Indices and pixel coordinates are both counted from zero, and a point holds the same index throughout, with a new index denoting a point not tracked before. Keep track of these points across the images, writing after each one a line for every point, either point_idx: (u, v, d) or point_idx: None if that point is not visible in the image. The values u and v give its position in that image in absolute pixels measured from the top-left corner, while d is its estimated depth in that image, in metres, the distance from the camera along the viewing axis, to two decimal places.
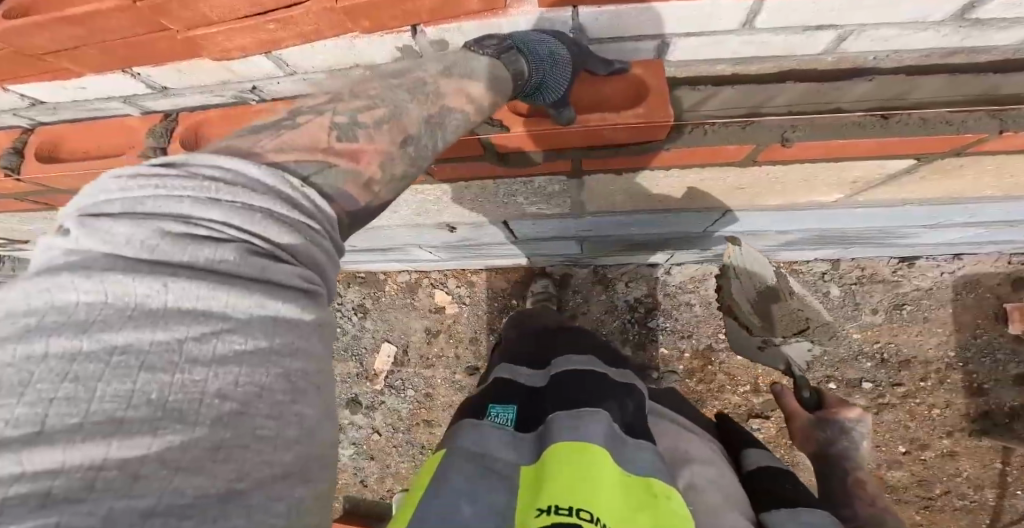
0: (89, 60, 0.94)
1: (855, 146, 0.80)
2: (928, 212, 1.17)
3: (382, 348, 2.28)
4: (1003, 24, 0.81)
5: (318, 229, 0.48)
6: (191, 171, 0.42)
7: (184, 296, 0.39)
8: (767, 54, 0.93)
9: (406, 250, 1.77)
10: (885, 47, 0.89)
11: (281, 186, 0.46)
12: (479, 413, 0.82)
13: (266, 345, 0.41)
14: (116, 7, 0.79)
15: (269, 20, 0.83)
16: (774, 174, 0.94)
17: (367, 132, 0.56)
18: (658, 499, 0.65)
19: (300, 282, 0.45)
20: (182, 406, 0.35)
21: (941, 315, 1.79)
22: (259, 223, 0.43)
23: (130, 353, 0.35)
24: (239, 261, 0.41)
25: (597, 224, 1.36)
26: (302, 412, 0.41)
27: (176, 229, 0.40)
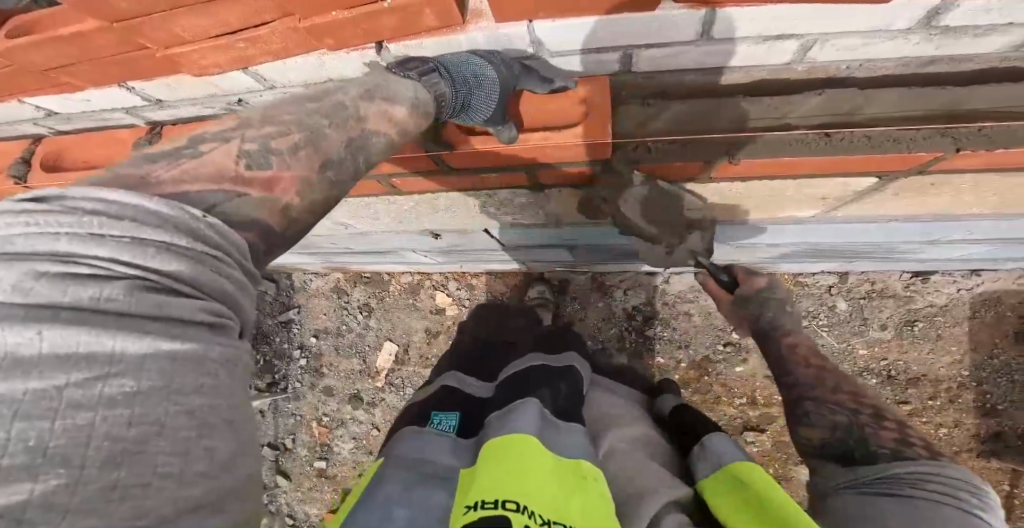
0: (84, 76, 1.02)
1: (806, 164, 0.78)
2: (919, 229, 1.11)
3: (384, 346, 2.35)
4: (978, 31, 0.74)
5: (224, 259, 0.53)
6: (70, 207, 0.45)
7: (60, 340, 0.42)
8: (734, 64, 0.91)
9: (402, 254, 1.82)
10: (854, 56, 0.84)
11: (179, 216, 0.50)
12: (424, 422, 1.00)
13: (158, 385, 0.46)
14: (98, 28, 0.86)
15: (238, 39, 0.90)
16: (735, 190, 0.94)
17: (282, 159, 0.61)
18: (582, 482, 0.75)
19: (202, 316, 0.50)
20: (68, 450, 0.40)
21: (955, 332, 1.69)
22: (151, 257, 0.46)
23: (2, 402, 0.39)
24: (131, 302, 0.45)
25: (579, 234, 1.37)
26: (209, 445, 0.49)
27: (54, 269, 0.42)
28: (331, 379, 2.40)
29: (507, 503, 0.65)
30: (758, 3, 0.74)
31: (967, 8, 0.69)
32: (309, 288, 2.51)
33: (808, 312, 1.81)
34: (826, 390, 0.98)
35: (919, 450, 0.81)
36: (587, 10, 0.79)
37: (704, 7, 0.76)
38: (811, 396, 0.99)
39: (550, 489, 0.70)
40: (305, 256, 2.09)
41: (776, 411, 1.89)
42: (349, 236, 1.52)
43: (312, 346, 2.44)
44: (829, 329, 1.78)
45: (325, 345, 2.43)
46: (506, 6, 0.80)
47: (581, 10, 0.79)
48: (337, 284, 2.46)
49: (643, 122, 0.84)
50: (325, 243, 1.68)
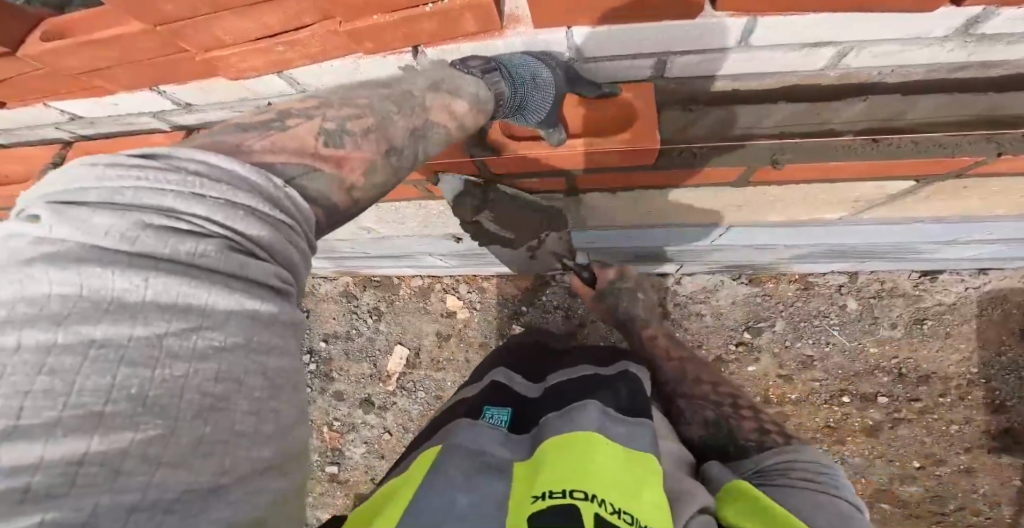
0: (121, 78, 1.06)
1: (850, 168, 0.81)
2: (941, 229, 1.15)
3: (394, 350, 2.35)
4: (1013, 39, 0.77)
5: (294, 229, 0.58)
6: (175, 165, 0.49)
7: (163, 289, 0.45)
8: (766, 71, 0.93)
9: (418, 258, 1.83)
10: (887, 63, 0.87)
11: (264, 185, 0.56)
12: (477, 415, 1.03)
13: (240, 341, 0.49)
14: (142, 31, 0.89)
15: (278, 42, 0.93)
16: (772, 195, 0.96)
17: (354, 140, 0.66)
18: (648, 476, 0.81)
19: (274, 280, 0.54)
20: (165, 399, 0.43)
21: (963, 330, 1.73)
22: (240, 219, 0.51)
23: (109, 346, 0.42)
24: (219, 259, 0.49)
25: (601, 237, 1.39)
26: (276, 408, 0.52)
27: (158, 222, 0.47)
28: (342, 383, 2.39)
29: (575, 493, 0.73)
30: (801, 12, 0.76)
31: (1007, 18, 0.72)
32: (319, 292, 2.49)
33: (819, 312, 1.83)
34: (690, 385, 1.23)
35: (772, 435, 1.03)
36: (631, 16, 0.80)
37: (746, 15, 0.77)
38: (681, 394, 1.22)
39: (611, 479, 0.78)
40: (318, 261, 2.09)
41: None
42: (370, 241, 1.53)
43: (321, 351, 2.42)
44: (840, 328, 1.81)
45: (334, 351, 2.42)
46: (545, 10, 0.80)
47: (625, 18, 0.80)
48: (346, 288, 2.45)
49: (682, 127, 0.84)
50: (343, 248, 1.69)
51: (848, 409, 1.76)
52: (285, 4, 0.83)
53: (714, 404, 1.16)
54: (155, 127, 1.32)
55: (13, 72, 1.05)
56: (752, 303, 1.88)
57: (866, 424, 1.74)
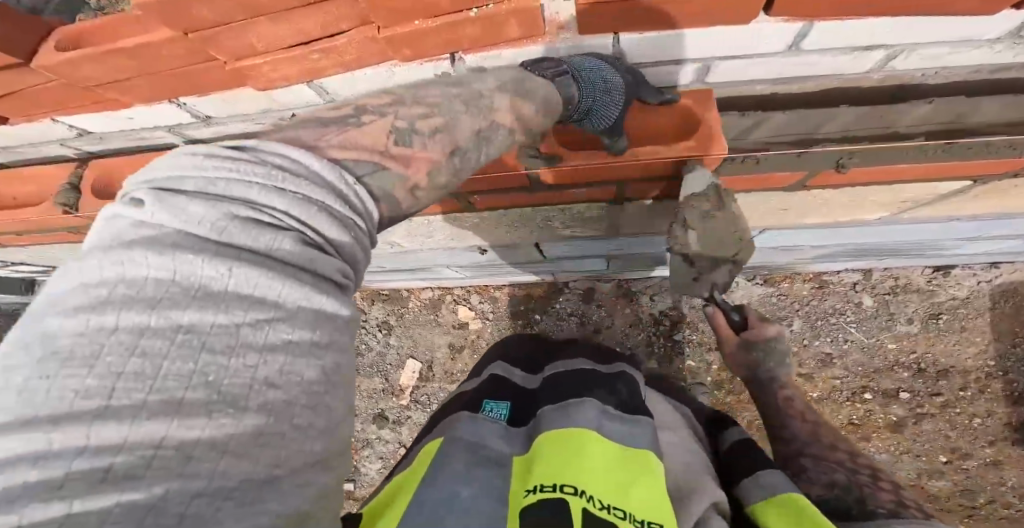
0: (137, 90, 1.01)
1: (913, 169, 0.83)
2: (973, 226, 1.16)
3: (406, 364, 2.30)
4: None
5: (361, 229, 0.58)
6: (261, 159, 0.51)
7: (244, 279, 0.46)
8: (811, 74, 0.92)
9: (434, 269, 1.80)
10: (933, 64, 0.88)
11: (336, 181, 0.56)
12: (476, 407, 0.99)
13: (308, 336, 0.49)
14: (171, 38, 0.85)
15: (314, 49, 0.90)
16: (822, 198, 0.99)
17: (422, 139, 0.64)
18: (647, 471, 0.78)
19: (339, 277, 0.54)
20: (236, 388, 0.43)
21: (977, 324, 1.76)
22: (314, 215, 0.52)
23: (193, 332, 0.43)
24: (294, 252, 0.50)
25: (629, 242, 1.38)
26: (331, 403, 0.50)
27: (244, 214, 0.48)
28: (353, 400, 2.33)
29: (565, 488, 0.73)
30: (860, 17, 0.75)
31: None
32: None
33: (835, 310, 1.85)
34: (821, 448, 1.04)
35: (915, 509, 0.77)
36: (685, 22, 0.79)
37: (803, 20, 0.77)
38: (806, 454, 1.04)
39: (603, 475, 0.76)
40: None
41: None
42: (391, 254, 1.49)
43: None
44: (857, 325, 1.83)
45: None
46: (599, 17, 0.79)
47: (677, 24, 0.79)
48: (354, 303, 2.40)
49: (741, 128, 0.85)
50: None
51: (871, 405, 1.77)
52: (325, 9, 0.80)
53: (846, 469, 0.93)
54: (169, 141, 1.27)
55: (22, 84, 0.99)
56: (769, 303, 1.88)
57: (891, 421, 1.75)
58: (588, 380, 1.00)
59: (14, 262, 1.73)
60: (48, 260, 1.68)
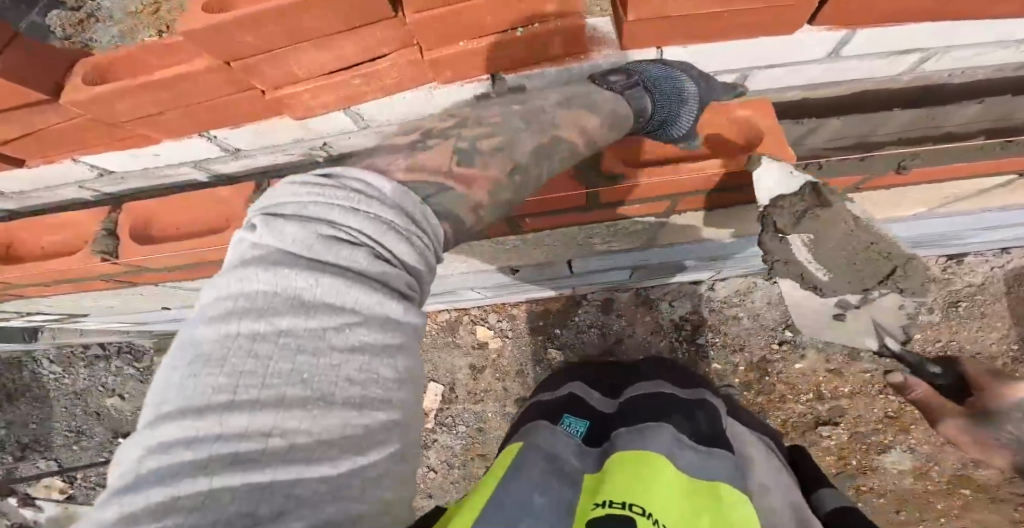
0: (166, 125, 0.97)
1: (969, 168, 0.91)
2: (1000, 215, 1.20)
3: (428, 388, 2.27)
4: None
5: (431, 242, 0.56)
6: (343, 183, 0.50)
7: (329, 289, 0.46)
8: (845, 79, 0.92)
9: (457, 292, 1.80)
10: (961, 65, 0.88)
11: (404, 202, 0.53)
12: (556, 420, 1.06)
13: (386, 340, 0.49)
14: (209, 68, 0.81)
15: (355, 75, 0.88)
16: (871, 198, 1.02)
17: (483, 158, 0.63)
18: (721, 505, 0.74)
19: (412, 287, 0.52)
20: (325, 385, 0.44)
21: (996, 309, 1.83)
22: (385, 231, 0.49)
23: (292, 337, 0.44)
24: (371, 264, 0.48)
25: (661, 252, 1.40)
26: (408, 401, 0.50)
27: (326, 231, 0.48)
28: None
29: (634, 507, 0.70)
30: (901, 22, 0.76)
31: None
32: None
33: None
34: None
35: None
36: (715, 34, 0.80)
37: (846, 27, 0.78)
38: None
39: (674, 503, 0.72)
40: None
41: (845, 402, 1.91)
42: None
43: None
44: None
45: None
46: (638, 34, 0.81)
47: (710, 36, 0.81)
48: None
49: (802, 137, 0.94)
50: None
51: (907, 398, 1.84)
52: (366, 34, 0.78)
53: None
54: (193, 177, 1.25)
55: (42, 125, 0.94)
56: None
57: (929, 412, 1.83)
58: (666, 405, 1.02)
59: (27, 311, 1.67)
60: (63, 307, 1.63)
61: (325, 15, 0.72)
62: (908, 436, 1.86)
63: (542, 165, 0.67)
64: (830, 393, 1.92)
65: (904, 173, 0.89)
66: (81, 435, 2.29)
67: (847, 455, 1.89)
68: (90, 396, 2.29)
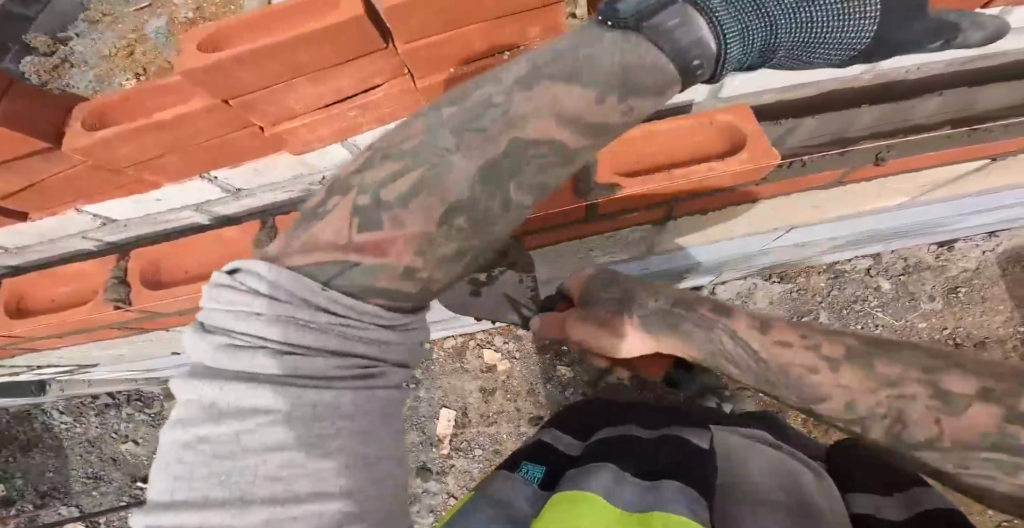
0: (169, 166, 1.00)
1: (941, 156, 0.95)
2: (977, 201, 1.25)
3: (440, 414, 2.27)
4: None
5: (356, 318, 0.53)
6: (239, 283, 0.49)
7: (234, 393, 0.46)
8: (806, 79, 0.95)
9: (460, 317, 1.82)
10: (915, 61, 0.92)
11: (306, 288, 0.51)
12: (510, 468, 0.85)
13: (307, 429, 0.47)
14: (209, 107, 0.84)
15: (350, 106, 0.91)
16: (855, 190, 1.06)
17: (393, 215, 0.54)
18: None
19: (337, 370, 0.50)
20: (245, 484, 0.44)
21: (995, 292, 1.86)
22: (284, 324, 0.48)
23: (210, 442, 0.46)
24: (272, 362, 0.47)
25: (659, 260, 1.43)
26: (348, 483, 0.48)
27: (224, 339, 0.48)
28: None
29: None
30: None
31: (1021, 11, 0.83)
32: None
33: (857, 297, 1.91)
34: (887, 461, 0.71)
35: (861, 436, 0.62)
36: None
37: None
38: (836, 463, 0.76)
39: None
40: None
41: None
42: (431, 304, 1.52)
43: None
44: (883, 308, 1.89)
45: None
46: None
47: None
48: None
49: (783, 134, 0.95)
50: None
51: None
52: (362, 64, 0.82)
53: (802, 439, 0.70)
54: (195, 221, 1.27)
55: (44, 174, 0.97)
56: (789, 300, 1.93)
57: None
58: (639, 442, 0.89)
59: (39, 363, 1.69)
60: (73, 358, 1.63)
61: (322, 49, 0.76)
62: None
63: (487, 199, 0.56)
64: None
65: (882, 164, 0.94)
66: (98, 481, 2.25)
67: None
68: (103, 443, 2.27)
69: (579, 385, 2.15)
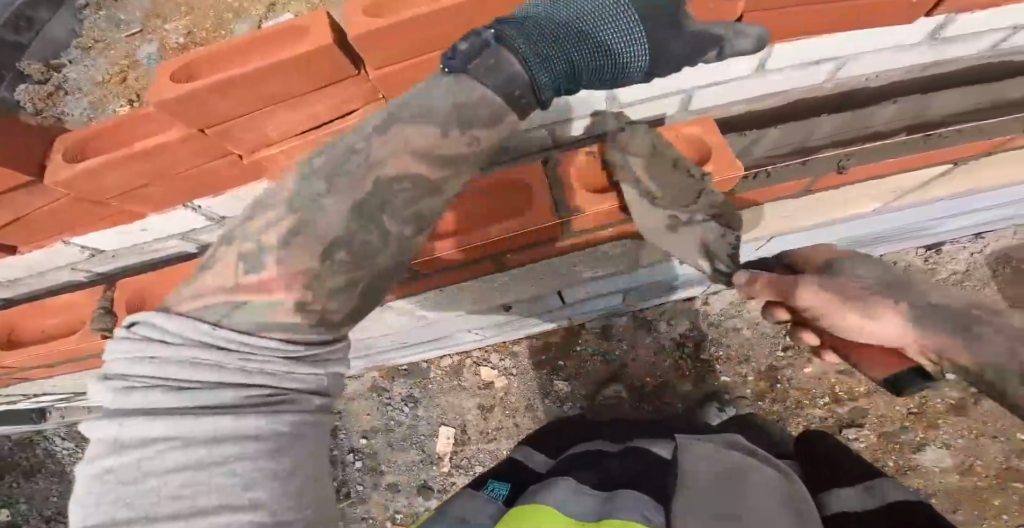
0: (152, 196, 1.02)
1: (907, 161, 0.99)
2: (950, 204, 1.29)
3: (440, 432, 2.24)
4: (976, 36, 0.90)
5: (257, 344, 0.55)
6: (135, 334, 0.54)
7: (133, 428, 0.50)
8: (775, 90, 0.98)
9: (452, 336, 1.83)
10: (874, 70, 0.96)
11: (197, 327, 0.54)
12: (480, 486, 1.01)
13: (206, 451, 0.49)
14: (185, 137, 0.86)
15: (325, 132, 0.94)
16: (826, 198, 1.08)
17: (273, 257, 0.55)
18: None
19: (234, 398, 0.52)
20: (150, 504, 0.47)
21: (986, 292, 1.84)
22: (175, 364, 0.52)
23: (115, 472, 0.49)
24: (167, 398, 0.51)
25: (647, 273, 1.45)
26: (257, 497, 0.49)
27: (122, 384, 0.53)
28: (394, 474, 2.24)
29: None
30: (817, 34, 0.83)
31: (967, 20, 0.85)
32: (344, 394, 2.37)
33: None
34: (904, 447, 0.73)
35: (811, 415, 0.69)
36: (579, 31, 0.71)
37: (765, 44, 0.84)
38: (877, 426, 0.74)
39: None
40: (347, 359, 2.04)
41: (865, 402, 1.96)
42: (423, 323, 1.53)
43: (365, 448, 2.28)
44: None
45: (378, 444, 2.28)
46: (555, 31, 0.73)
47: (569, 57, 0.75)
48: (374, 383, 2.36)
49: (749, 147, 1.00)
50: (384, 340, 1.72)
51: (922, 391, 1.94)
52: (336, 90, 0.85)
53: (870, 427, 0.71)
54: (182, 249, 1.29)
55: (29, 208, 0.98)
56: None
57: (949, 404, 1.92)
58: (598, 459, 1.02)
59: (33, 392, 1.69)
60: (66, 386, 1.63)
61: (295, 76, 0.78)
62: (940, 430, 1.91)
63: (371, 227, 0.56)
64: (846, 395, 1.98)
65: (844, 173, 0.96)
66: None
67: (882, 457, 1.91)
68: None
69: (577, 399, 2.13)
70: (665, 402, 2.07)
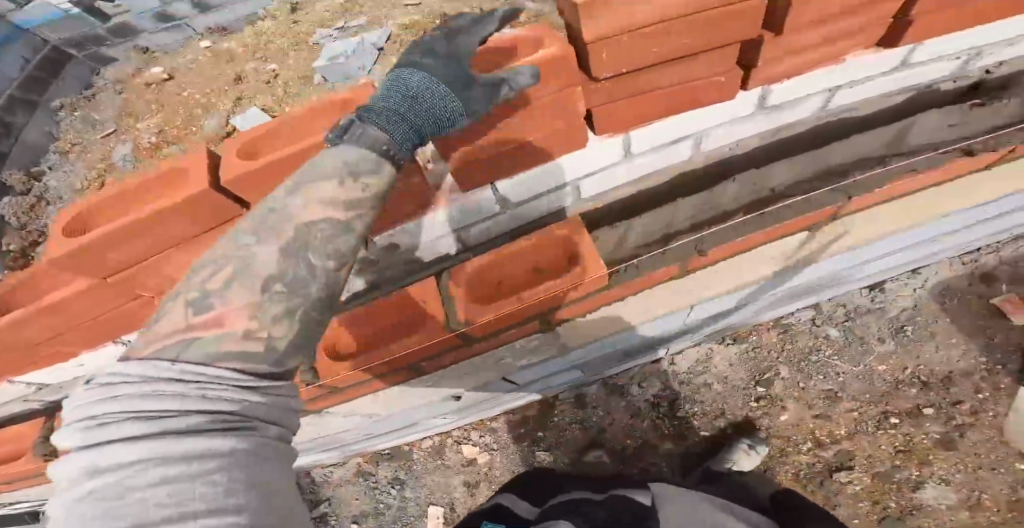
0: (75, 340, 1.11)
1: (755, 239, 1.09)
2: (854, 255, 1.40)
3: (429, 512, 2.20)
4: (793, 103, 1.06)
5: (220, 381, 0.65)
6: (94, 382, 0.60)
7: (111, 454, 0.56)
8: (652, 168, 1.10)
9: (420, 423, 1.87)
10: (730, 139, 1.10)
11: (163, 368, 0.62)
12: None
13: (190, 466, 0.57)
14: (89, 286, 0.97)
15: None
16: (715, 270, 1.16)
17: (219, 299, 0.66)
18: None
19: (209, 424, 0.61)
20: (138, 513, 0.53)
21: (941, 328, 1.98)
22: (145, 396, 0.59)
23: (99, 493, 0.54)
24: (139, 427, 0.57)
25: (589, 350, 1.50)
26: (240, 502, 0.58)
27: (87, 422, 0.58)
28: None
29: None
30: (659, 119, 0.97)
31: (783, 88, 1.00)
32: (331, 480, 2.35)
33: (811, 348, 2.03)
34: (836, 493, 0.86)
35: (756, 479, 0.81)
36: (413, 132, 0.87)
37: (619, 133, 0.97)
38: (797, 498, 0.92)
39: None
40: (321, 450, 2.05)
41: (849, 445, 1.87)
42: (382, 416, 1.57)
43: None
44: (839, 356, 2.00)
45: None
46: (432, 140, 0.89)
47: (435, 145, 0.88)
48: (358, 468, 2.33)
49: (619, 241, 1.12)
50: (350, 434, 1.76)
51: (904, 429, 1.86)
52: (225, 230, 0.95)
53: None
54: None
55: None
56: (748, 360, 2.06)
57: (936, 438, 1.84)
58: None
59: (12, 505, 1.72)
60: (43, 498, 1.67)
61: (179, 224, 0.89)
62: (932, 466, 1.80)
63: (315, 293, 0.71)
64: (829, 439, 1.90)
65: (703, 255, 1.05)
66: None
67: (881, 499, 1.80)
68: None
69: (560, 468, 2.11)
70: (648, 464, 2.04)
